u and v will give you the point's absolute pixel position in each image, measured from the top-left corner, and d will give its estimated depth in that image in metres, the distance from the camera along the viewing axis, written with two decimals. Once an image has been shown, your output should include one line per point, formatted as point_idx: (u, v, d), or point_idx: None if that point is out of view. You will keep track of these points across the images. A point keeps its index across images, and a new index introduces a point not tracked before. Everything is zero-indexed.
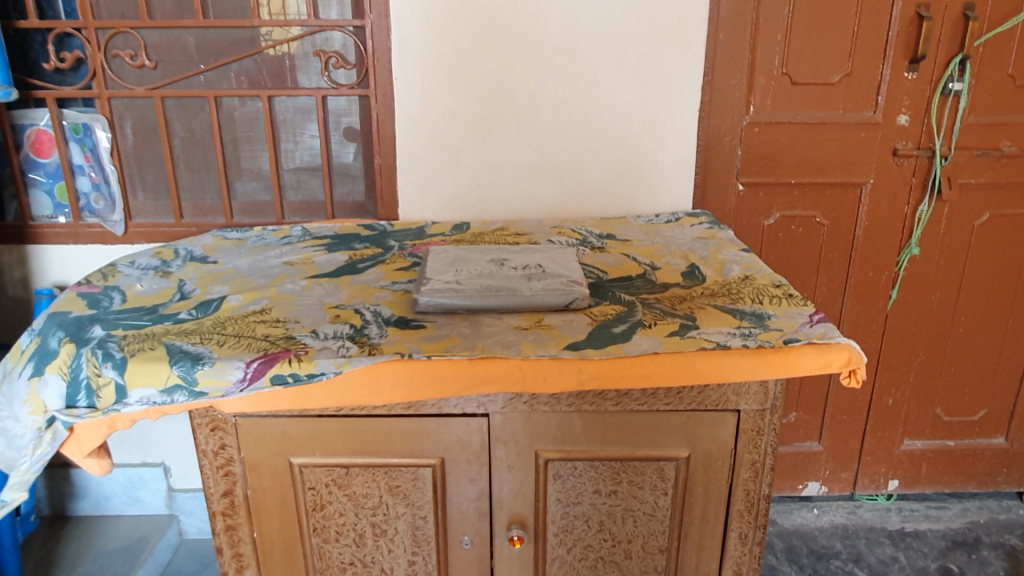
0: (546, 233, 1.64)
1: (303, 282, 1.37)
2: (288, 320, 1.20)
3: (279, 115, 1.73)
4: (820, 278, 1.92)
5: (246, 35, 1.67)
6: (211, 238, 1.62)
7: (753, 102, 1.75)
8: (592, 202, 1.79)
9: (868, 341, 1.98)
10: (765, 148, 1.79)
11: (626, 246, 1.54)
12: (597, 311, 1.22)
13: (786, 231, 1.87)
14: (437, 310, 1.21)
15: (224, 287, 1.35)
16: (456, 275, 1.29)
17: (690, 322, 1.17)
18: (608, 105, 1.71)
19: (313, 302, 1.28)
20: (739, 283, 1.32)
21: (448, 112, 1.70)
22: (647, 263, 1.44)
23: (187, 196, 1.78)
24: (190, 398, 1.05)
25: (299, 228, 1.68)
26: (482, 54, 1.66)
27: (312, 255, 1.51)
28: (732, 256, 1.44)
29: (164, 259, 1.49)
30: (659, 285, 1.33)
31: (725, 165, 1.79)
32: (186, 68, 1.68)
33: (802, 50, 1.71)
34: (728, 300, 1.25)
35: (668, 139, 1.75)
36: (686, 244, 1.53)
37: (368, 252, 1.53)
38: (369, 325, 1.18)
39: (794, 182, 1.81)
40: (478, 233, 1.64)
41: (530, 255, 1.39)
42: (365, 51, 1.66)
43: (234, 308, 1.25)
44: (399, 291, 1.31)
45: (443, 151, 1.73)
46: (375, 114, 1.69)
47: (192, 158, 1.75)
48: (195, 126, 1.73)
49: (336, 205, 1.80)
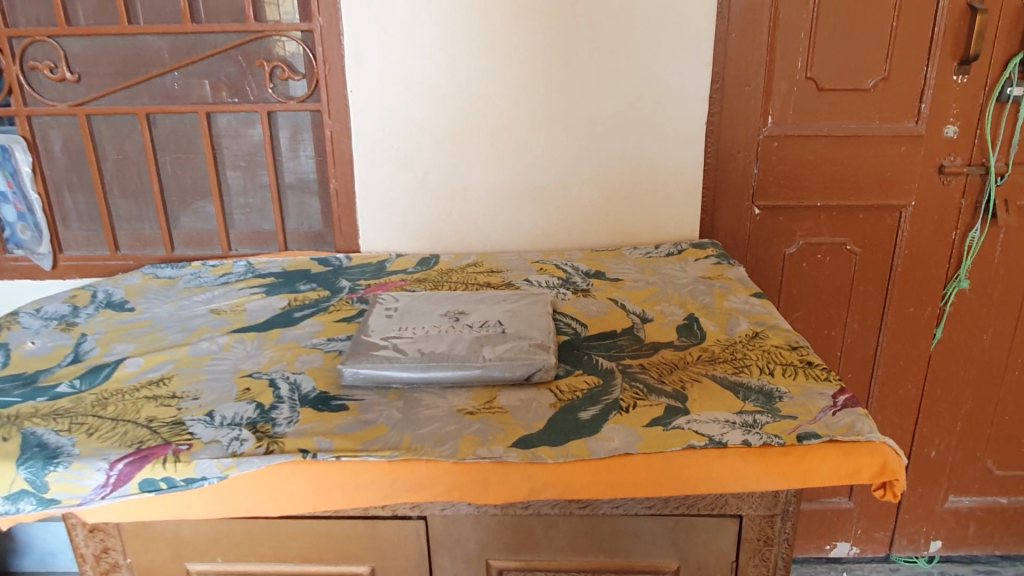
0: (524, 270, 1.40)
1: (223, 338, 1.15)
2: (185, 397, 0.98)
3: (223, 131, 1.50)
4: (851, 314, 1.65)
5: (178, 43, 1.44)
6: (141, 277, 1.41)
7: (771, 113, 1.49)
8: (583, 231, 1.54)
9: (907, 386, 1.71)
10: (785, 166, 1.53)
11: (615, 288, 1.30)
12: (565, 385, 0.98)
13: (811, 261, 1.60)
14: (367, 384, 0.98)
15: (129, 344, 1.14)
16: (398, 335, 1.06)
17: (679, 403, 0.93)
18: (599, 118, 1.46)
19: (225, 368, 1.06)
20: (746, 344, 1.07)
21: (413, 129, 1.47)
22: (636, 312, 1.20)
23: (122, 225, 1.57)
24: (39, 507, 0.85)
25: (244, 263, 1.47)
26: (450, 62, 1.42)
27: (246, 300, 1.30)
28: (739, 304, 1.20)
29: (76, 305, 1.29)
30: (647, 346, 1.08)
31: (738, 186, 1.54)
32: (113, 82, 1.47)
33: (830, 50, 1.44)
34: (732, 370, 1.00)
35: (670, 157, 1.49)
36: (686, 287, 1.28)
37: (311, 295, 1.31)
38: (280, 405, 0.95)
39: (821, 205, 1.55)
40: (445, 270, 1.41)
41: (492, 307, 1.15)
42: (315, 60, 1.43)
43: (126, 378, 1.03)
44: (332, 354, 1.09)
45: (409, 174, 1.50)
46: (328, 131, 1.47)
47: (126, 182, 1.54)
48: (127, 147, 1.52)
49: (290, 236, 1.58)
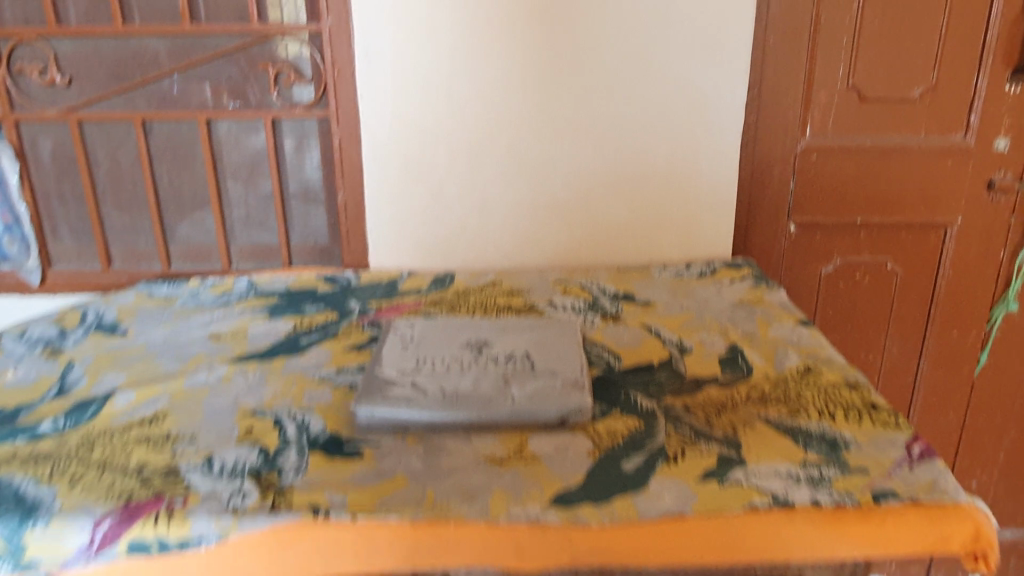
0: (547, 292, 1.30)
1: (222, 368, 1.05)
2: (181, 439, 0.88)
3: (224, 138, 1.41)
4: (890, 337, 1.55)
5: (177, 45, 1.34)
6: (135, 296, 1.32)
7: (809, 124, 1.40)
8: (609, 249, 1.44)
9: (948, 414, 1.61)
10: (824, 180, 1.43)
11: (647, 313, 1.21)
12: (602, 428, 0.88)
13: (848, 281, 1.51)
14: (384, 427, 0.89)
15: (120, 373, 1.04)
16: (417, 369, 0.96)
17: (732, 453, 0.83)
18: (626, 129, 1.37)
19: (225, 404, 0.96)
20: (798, 381, 0.97)
21: (428, 139, 1.37)
22: (673, 342, 1.11)
23: (116, 238, 1.47)
24: (15, 571, 0.75)
25: (245, 282, 1.37)
26: (468, 68, 1.33)
27: (248, 323, 1.20)
28: (785, 333, 1.10)
29: (64, 328, 1.19)
30: (690, 382, 0.99)
31: (773, 202, 1.44)
32: (106, 86, 1.37)
33: (873, 57, 1.35)
34: (787, 413, 0.91)
35: (703, 171, 1.39)
36: (724, 312, 1.19)
37: (319, 319, 1.21)
38: (286, 451, 0.85)
39: (861, 222, 1.46)
40: (462, 291, 1.32)
41: (518, 337, 1.05)
42: (323, 64, 1.33)
43: (115, 415, 0.93)
44: (343, 389, 0.99)
45: (423, 187, 1.40)
46: (337, 140, 1.37)
47: (120, 193, 1.44)
48: (122, 156, 1.42)
49: (295, 251, 1.48)
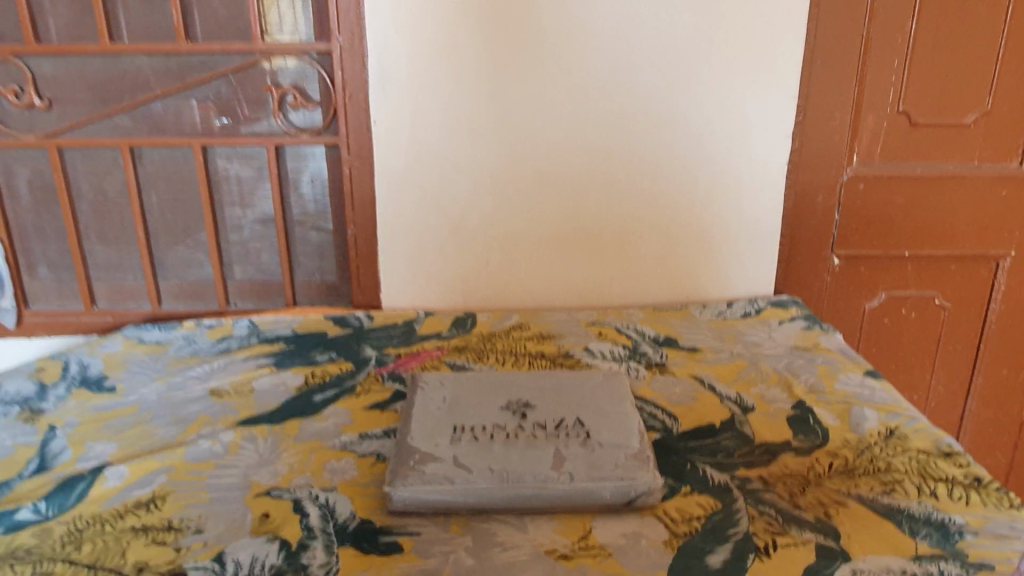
0: (581, 336, 1.19)
1: (228, 434, 0.92)
2: (185, 531, 0.75)
3: (220, 166, 1.28)
4: (936, 376, 1.46)
5: (169, 64, 1.22)
6: (122, 342, 1.18)
7: (857, 151, 1.30)
8: (641, 285, 1.34)
9: (995, 456, 1.53)
10: (872, 211, 1.33)
11: (695, 361, 1.10)
12: (675, 510, 0.77)
13: (894, 317, 1.41)
14: (423, 511, 0.76)
15: (109, 441, 0.91)
16: (456, 437, 0.84)
17: (832, 544, 0.72)
18: (663, 157, 1.26)
19: (234, 482, 0.83)
20: (884, 448, 0.87)
21: (448, 168, 1.26)
22: (732, 397, 1.00)
23: (100, 275, 1.33)
24: None
25: (246, 324, 1.24)
26: (493, 91, 1.21)
27: (253, 376, 1.07)
28: (854, 387, 1.00)
29: (43, 383, 1.06)
30: (761, 449, 0.88)
31: (818, 235, 1.34)
32: (91, 109, 1.24)
33: (926, 81, 1.26)
34: (881, 488, 0.80)
35: (744, 202, 1.29)
36: (780, 360, 1.08)
37: (333, 370, 1.09)
38: (311, 544, 0.73)
39: (909, 254, 1.36)
40: (488, 335, 1.20)
41: (563, 395, 0.94)
42: (333, 86, 1.22)
43: (105, 497, 0.80)
44: (369, 461, 0.86)
45: (441, 220, 1.29)
46: (347, 169, 1.25)
47: (104, 226, 1.31)
48: (106, 186, 1.28)
49: (299, 288, 1.36)
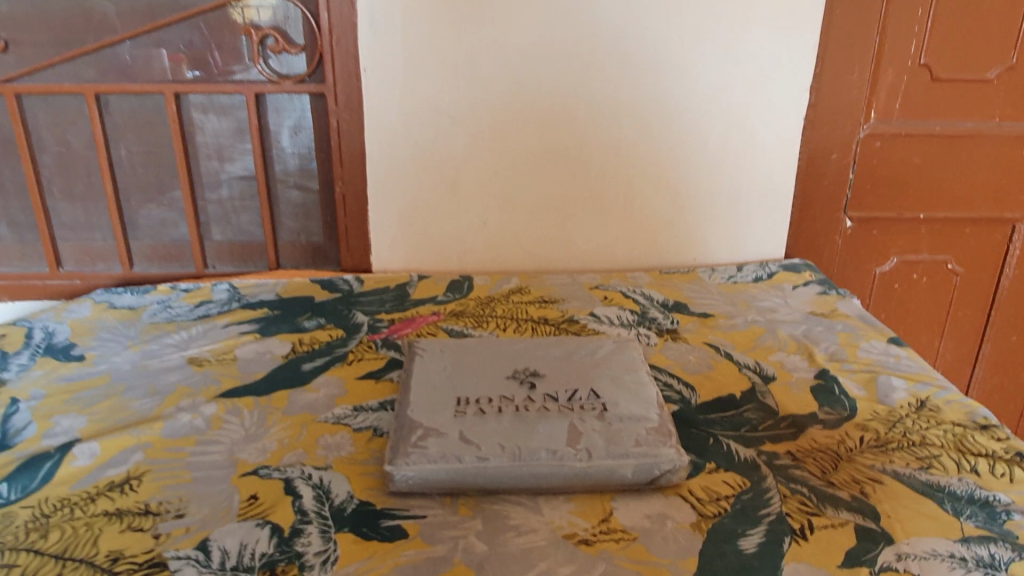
0: (586, 300, 1.13)
1: (210, 407, 0.85)
2: (165, 515, 0.68)
3: (195, 117, 1.18)
4: (945, 342, 1.42)
5: (137, 3, 1.11)
6: (91, 308, 1.09)
7: (875, 107, 1.22)
8: (646, 247, 1.28)
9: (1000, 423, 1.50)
10: (887, 170, 1.27)
11: (708, 327, 1.04)
12: (700, 490, 0.71)
13: (905, 281, 1.36)
14: (428, 491, 0.70)
15: (78, 416, 0.83)
16: (461, 409, 0.77)
17: (872, 524, 0.67)
18: (673, 111, 1.18)
19: (217, 460, 0.75)
20: (916, 420, 0.81)
21: (443, 120, 1.17)
22: (750, 365, 0.94)
23: (65, 234, 1.24)
24: None
25: (226, 288, 1.16)
26: (492, 36, 1.12)
27: (235, 343, 0.99)
28: (878, 355, 0.95)
29: (4, 352, 0.97)
30: (787, 421, 0.82)
31: (830, 195, 1.27)
32: (50, 52, 1.13)
33: (950, 32, 1.19)
34: (918, 463, 0.75)
35: (756, 160, 1.22)
36: (798, 327, 1.03)
37: (322, 337, 1.02)
38: (306, 530, 0.66)
39: (923, 216, 1.31)
40: (487, 299, 1.13)
41: (573, 364, 0.87)
42: (318, 29, 1.12)
43: (74, 478, 0.73)
44: (365, 437, 0.79)
45: (436, 176, 1.21)
46: (334, 120, 1.16)
47: (69, 182, 1.21)
48: (70, 138, 1.18)
49: (283, 250, 1.27)
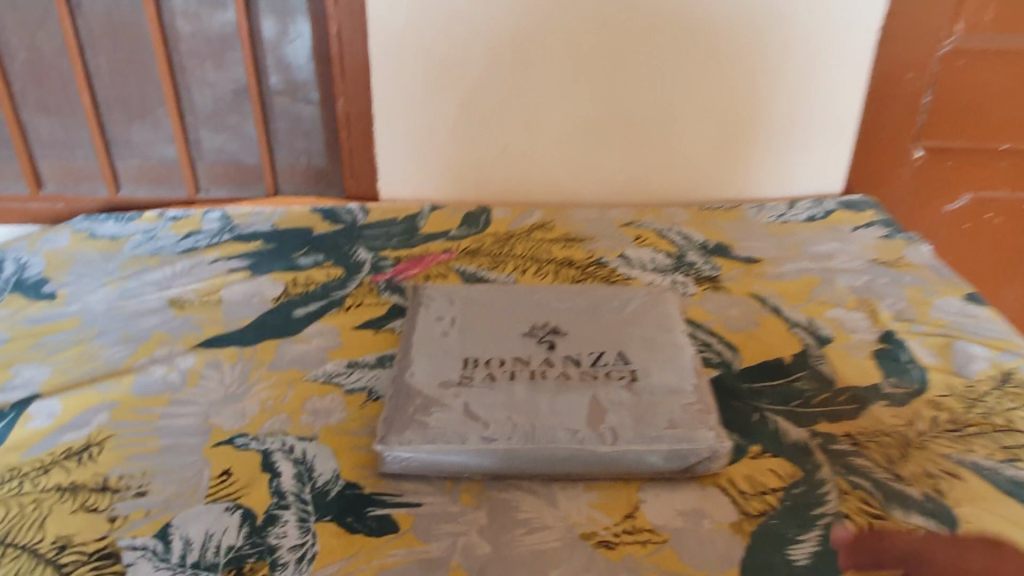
0: (616, 239, 1.00)
1: (188, 358, 0.75)
2: (124, 493, 0.59)
3: (179, 21, 1.04)
4: (1013, 288, 1.28)
5: None
6: (70, 237, 0.99)
7: (963, 18, 1.05)
8: (685, 177, 1.14)
9: None
10: (969, 93, 1.10)
11: (754, 275, 0.91)
12: (743, 481, 0.61)
13: (976, 221, 1.21)
14: (425, 474, 0.60)
15: (40, 366, 0.74)
16: (467, 374, 0.67)
17: (950, 533, 0.56)
18: (725, 20, 1.02)
19: (190, 425, 0.66)
20: (1000, 399, 0.69)
21: (458, 28, 1.02)
22: (803, 323, 0.82)
23: (45, 153, 1.13)
24: None
25: (218, 216, 1.05)
26: None
27: (222, 282, 0.89)
28: (953, 316, 0.82)
29: None
30: (846, 395, 0.71)
31: (902, 122, 1.10)
32: None
33: None
34: (1003, 454, 0.63)
35: (818, 80, 1.06)
36: (858, 277, 0.90)
37: (319, 276, 0.91)
38: (282, 517, 0.57)
39: (1004, 147, 1.15)
40: (505, 235, 1.01)
41: (600, 320, 0.76)
42: None
43: (28, 444, 0.64)
44: (358, 401, 0.69)
45: (449, 93, 1.07)
46: (335, 26, 1.02)
47: (45, 93, 1.09)
48: (41, 44, 1.05)
49: (282, 173, 1.15)
